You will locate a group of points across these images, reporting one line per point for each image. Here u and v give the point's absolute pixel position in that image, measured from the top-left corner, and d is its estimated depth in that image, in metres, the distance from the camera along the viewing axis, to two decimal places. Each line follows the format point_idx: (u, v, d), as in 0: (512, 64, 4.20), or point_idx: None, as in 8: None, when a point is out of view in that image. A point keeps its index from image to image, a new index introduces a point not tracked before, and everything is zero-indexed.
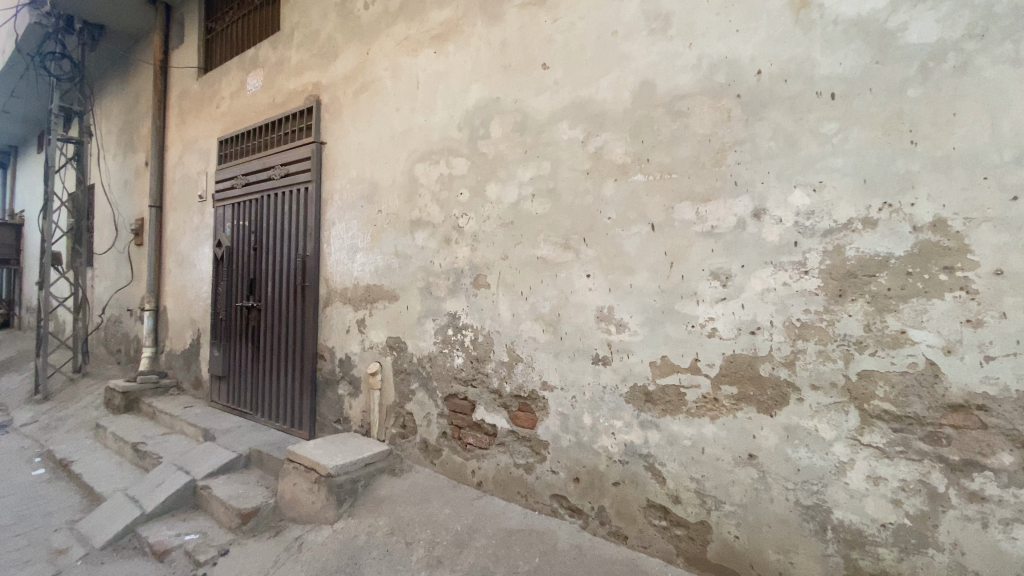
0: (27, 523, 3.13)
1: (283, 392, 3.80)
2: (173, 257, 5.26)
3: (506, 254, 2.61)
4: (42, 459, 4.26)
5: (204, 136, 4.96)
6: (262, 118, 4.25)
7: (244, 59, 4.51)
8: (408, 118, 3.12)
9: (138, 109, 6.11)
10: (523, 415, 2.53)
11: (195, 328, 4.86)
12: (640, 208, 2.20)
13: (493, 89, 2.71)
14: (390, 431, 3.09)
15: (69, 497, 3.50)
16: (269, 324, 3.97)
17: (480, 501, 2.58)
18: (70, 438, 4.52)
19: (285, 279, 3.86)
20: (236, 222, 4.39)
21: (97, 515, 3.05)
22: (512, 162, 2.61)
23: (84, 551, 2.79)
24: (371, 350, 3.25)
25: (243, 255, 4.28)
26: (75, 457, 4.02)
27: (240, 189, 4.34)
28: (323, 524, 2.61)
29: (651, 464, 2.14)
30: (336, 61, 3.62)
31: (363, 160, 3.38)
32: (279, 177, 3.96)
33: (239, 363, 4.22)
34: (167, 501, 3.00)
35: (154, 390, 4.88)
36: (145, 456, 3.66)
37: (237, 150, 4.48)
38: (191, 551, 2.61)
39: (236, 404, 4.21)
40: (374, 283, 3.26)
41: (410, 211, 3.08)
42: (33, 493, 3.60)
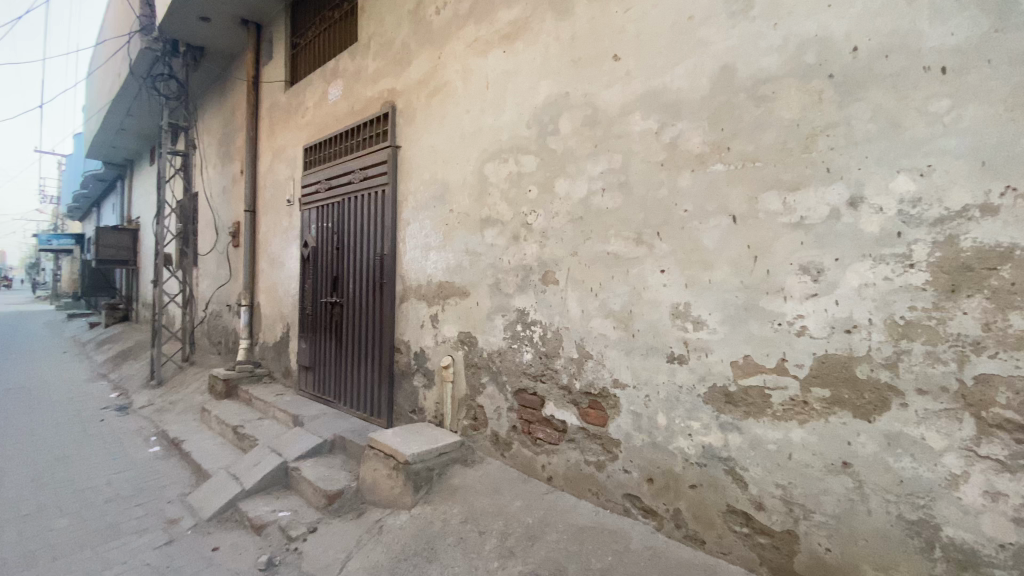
0: (147, 494, 3.53)
1: (363, 383, 4.01)
2: (265, 257, 5.71)
3: (576, 249, 2.60)
4: (158, 438, 4.79)
5: (291, 144, 5.34)
6: (342, 125, 4.50)
7: (325, 71, 4.81)
8: (478, 118, 3.18)
9: (234, 122, 6.68)
10: (593, 412, 2.51)
11: (285, 322, 5.25)
12: (720, 199, 2.10)
13: (562, 84, 2.70)
14: (462, 423, 3.17)
15: (181, 472, 3.91)
16: (350, 319, 4.22)
17: (550, 496, 2.59)
18: (181, 420, 5.04)
19: (365, 277, 4.08)
20: (320, 224, 4.69)
21: (204, 490, 3.38)
22: (582, 156, 2.59)
23: (194, 521, 3.09)
24: (443, 344, 3.35)
25: (326, 254, 4.57)
26: (184, 437, 4.48)
27: (324, 193, 4.64)
28: (401, 509, 2.73)
29: (731, 468, 2.04)
30: (409, 66, 3.77)
31: (435, 162, 3.49)
32: (359, 181, 4.19)
33: (324, 355, 4.51)
34: (263, 480, 3.27)
35: (249, 378, 5.33)
36: (243, 438, 4.01)
37: (320, 156, 4.78)
38: (284, 526, 2.83)
39: (321, 393, 4.51)
40: (446, 280, 3.36)
41: (480, 210, 3.14)
42: (151, 468, 4.05)
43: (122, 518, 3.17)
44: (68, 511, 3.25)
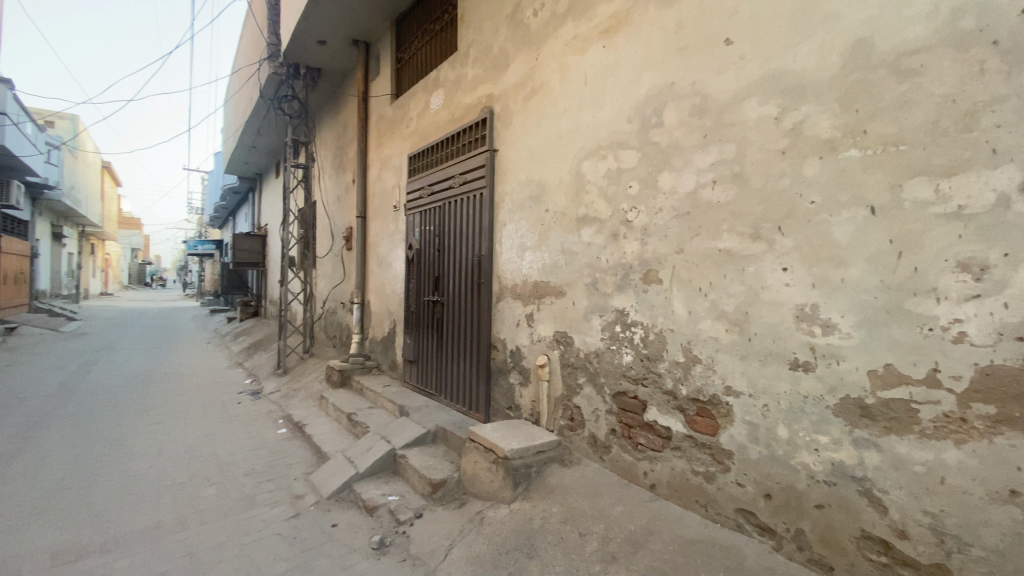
0: (276, 470, 3.95)
1: (463, 378, 4.16)
2: (374, 258, 6.14)
3: (682, 247, 2.48)
4: (285, 421, 5.35)
5: (397, 152, 5.69)
6: (444, 132, 4.71)
7: (428, 81, 5.06)
8: (576, 116, 3.15)
9: (347, 135, 7.28)
10: (702, 420, 2.38)
11: (391, 319, 5.62)
12: (855, 188, 1.89)
13: (667, 74, 2.59)
14: (559, 422, 3.16)
15: (303, 453, 4.33)
16: (451, 316, 4.40)
17: (653, 504, 2.49)
18: (304, 405, 5.59)
19: (464, 277, 4.23)
20: (423, 227, 4.95)
21: (323, 470, 3.71)
22: (689, 148, 2.46)
23: (316, 498, 3.40)
24: (539, 343, 3.37)
25: (429, 255, 4.81)
26: (307, 421, 4.96)
27: (427, 198, 4.89)
28: (501, 503, 2.79)
29: (865, 489, 1.83)
30: (507, 70, 3.84)
31: (532, 162, 3.52)
32: (459, 185, 4.36)
33: (427, 350, 4.75)
34: (374, 465, 3.51)
35: (361, 370, 5.76)
36: (357, 425, 4.35)
37: (423, 163, 5.04)
38: (394, 510, 3.01)
39: (423, 386, 4.76)
40: (542, 279, 3.37)
41: (577, 208, 3.11)
42: (280, 447, 4.53)
43: (257, 490, 3.57)
44: (215, 481, 3.73)
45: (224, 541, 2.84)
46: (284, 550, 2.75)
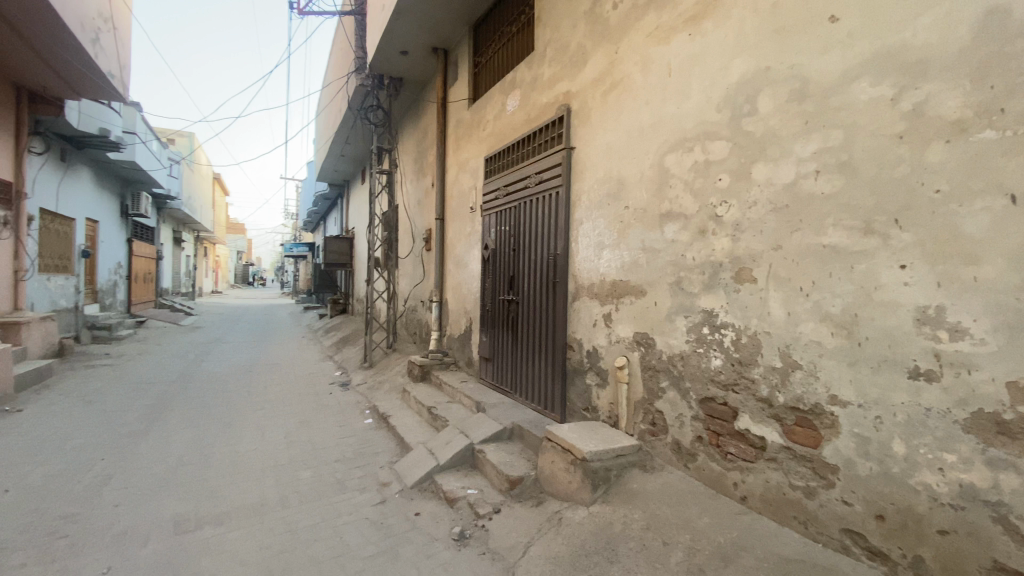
0: (364, 458, 4.19)
1: (538, 376, 4.17)
2: (452, 258, 6.32)
3: (779, 243, 2.31)
4: (370, 412, 5.66)
5: (474, 154, 5.81)
6: (520, 133, 4.75)
7: (504, 83, 5.12)
8: (659, 109, 3.04)
9: (427, 140, 7.55)
10: (801, 431, 2.20)
11: (468, 317, 5.75)
12: (992, 174, 1.66)
13: (762, 59, 2.43)
14: (639, 426, 3.06)
15: (388, 443, 4.55)
16: (526, 315, 4.42)
17: (745, 517, 2.34)
18: (387, 398, 5.89)
19: (540, 275, 4.23)
20: (500, 227, 5.01)
21: (406, 460, 3.88)
22: (787, 137, 2.29)
23: (400, 487, 3.56)
24: (618, 344, 3.29)
25: (505, 255, 4.86)
26: (390, 413, 5.21)
27: (503, 198, 4.94)
28: (579, 505, 2.75)
29: (1002, 517, 1.61)
30: (586, 66, 3.79)
31: (612, 159, 3.45)
32: (535, 184, 4.36)
33: (502, 349, 4.80)
34: (453, 458, 3.61)
35: (439, 366, 5.96)
36: (436, 418, 4.50)
37: (500, 164, 5.11)
38: (473, 503, 3.08)
39: (499, 383, 4.82)
40: (621, 278, 3.29)
41: (660, 204, 3.00)
42: (366, 436, 4.80)
43: (346, 476, 3.80)
44: (310, 465, 4.03)
45: (318, 521, 3.05)
46: (372, 534, 2.90)
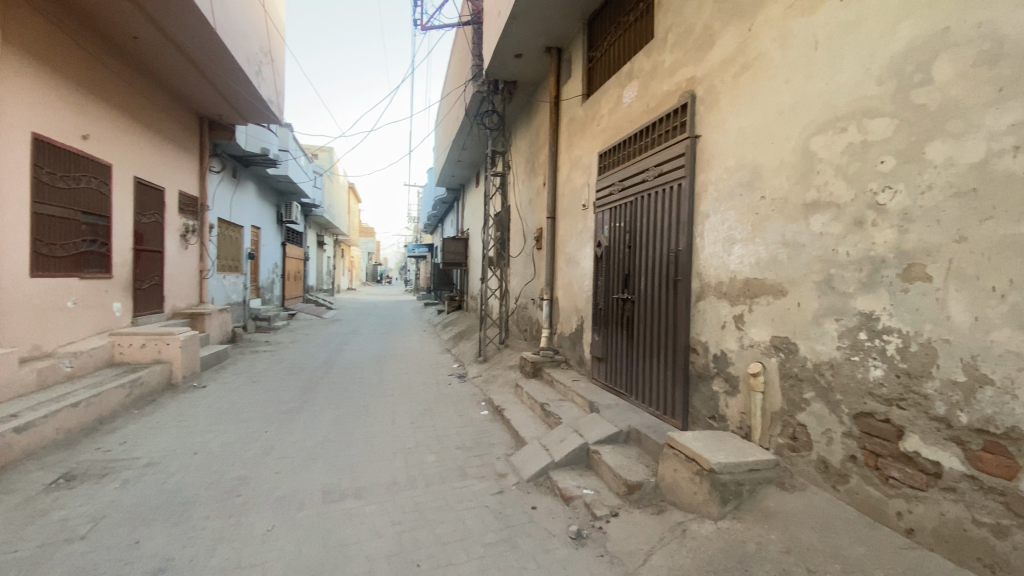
0: (481, 448, 4.36)
1: (656, 379, 3.99)
2: (564, 256, 6.32)
3: (962, 235, 1.95)
4: (485, 404, 5.88)
5: (588, 150, 5.74)
6: (638, 125, 4.58)
7: (621, 75, 4.98)
8: (801, 88, 2.74)
9: (539, 139, 7.63)
10: (991, 458, 1.84)
11: (580, 316, 5.71)
12: None
13: (937, 18, 2.07)
14: (776, 440, 2.79)
15: (503, 436, 4.69)
16: (643, 315, 4.25)
17: (911, 552, 2.02)
18: (501, 392, 6.07)
19: (658, 273, 4.05)
20: (615, 224, 4.88)
21: (522, 454, 3.95)
22: (974, 107, 1.93)
23: (517, 479, 3.64)
24: (751, 349, 3.03)
25: (620, 253, 4.73)
26: (504, 407, 5.36)
27: (619, 194, 4.81)
28: (706, 518, 2.59)
29: None
30: (712, 49, 3.54)
31: (744, 146, 3.18)
32: (655, 178, 4.18)
33: (617, 349, 4.68)
34: (569, 457, 3.61)
35: (551, 363, 6.00)
36: (550, 415, 4.53)
37: (616, 159, 4.98)
38: (590, 504, 3.04)
39: (613, 384, 4.71)
40: (755, 277, 3.02)
41: (803, 194, 2.70)
42: (482, 427, 4.99)
43: (466, 464, 3.98)
44: (434, 451, 4.30)
45: (443, 504, 3.24)
46: (492, 522, 3.01)
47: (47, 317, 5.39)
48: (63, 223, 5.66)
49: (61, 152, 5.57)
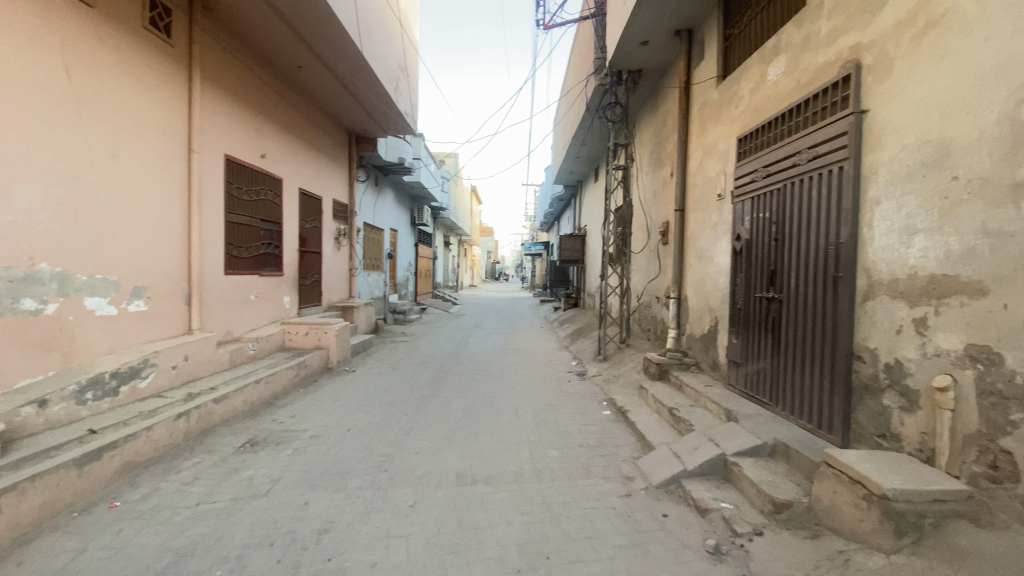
0: (606, 448, 4.29)
1: (809, 388, 3.57)
2: (694, 252, 5.95)
3: None
4: (608, 404, 5.78)
5: (724, 137, 5.33)
6: (785, 105, 4.13)
7: (764, 52, 4.54)
8: (1010, 42, 2.25)
9: (666, 129, 7.27)
10: None
11: (713, 316, 5.34)
12: None
13: None
14: (970, 468, 2.33)
15: (628, 437, 4.56)
16: (792, 317, 3.83)
17: None
18: (624, 392, 5.92)
19: (813, 270, 3.61)
20: (757, 215, 4.46)
21: (651, 458, 3.81)
22: None
23: (645, 484, 3.52)
24: (935, 359, 2.57)
25: (763, 247, 4.31)
26: (629, 408, 5.22)
27: (762, 182, 4.39)
28: (875, 550, 2.26)
29: None
30: (883, 9, 3.06)
31: (926, 118, 2.70)
32: (808, 162, 3.73)
33: (759, 353, 4.28)
34: (703, 466, 3.39)
35: (679, 365, 5.68)
36: (680, 420, 4.30)
37: (757, 144, 4.56)
38: (729, 519, 2.83)
39: (754, 392, 4.32)
40: (943, 274, 2.55)
41: (1011, 171, 2.22)
42: (606, 427, 4.92)
43: (591, 462, 3.95)
44: (558, 446, 4.33)
45: (571, 500, 3.25)
46: (620, 524, 2.94)
47: (237, 308, 6.50)
48: (247, 230, 6.78)
49: (246, 170, 6.67)
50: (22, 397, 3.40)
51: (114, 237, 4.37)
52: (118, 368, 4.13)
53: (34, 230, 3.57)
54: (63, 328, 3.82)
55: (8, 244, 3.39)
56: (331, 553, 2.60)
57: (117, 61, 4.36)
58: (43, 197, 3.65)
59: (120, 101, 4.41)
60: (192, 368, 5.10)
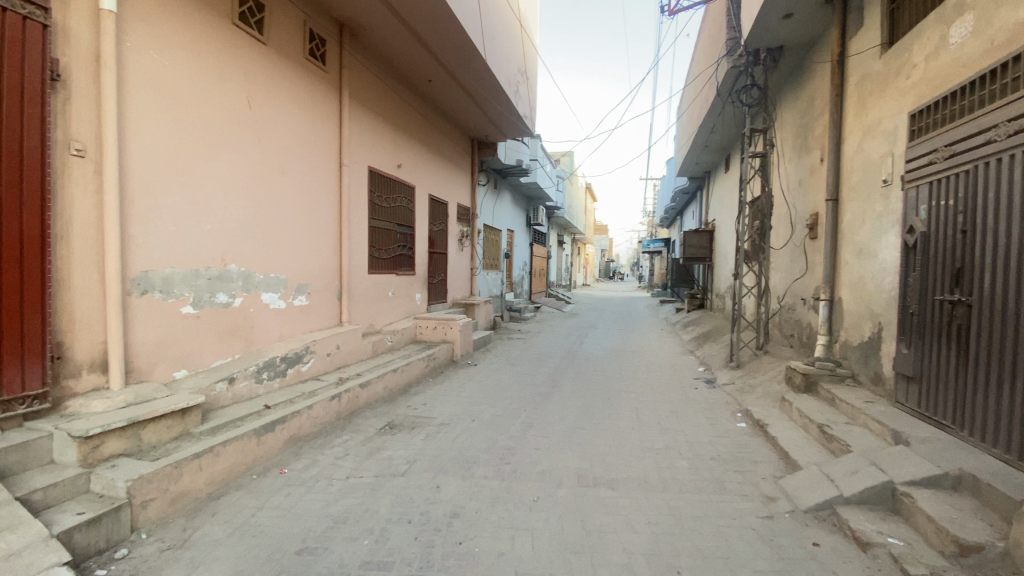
0: (743, 463, 3.94)
1: (1008, 412, 2.92)
2: (851, 247, 5.21)
3: None
4: (743, 415, 5.31)
5: (889, 115, 4.60)
6: (974, 70, 3.43)
7: (946, 10, 3.82)
8: None
9: (814, 110, 6.47)
10: None
11: (876, 321, 4.62)
12: None
13: None
14: None
15: (768, 454, 4.14)
16: (985, 325, 3.16)
17: None
18: (762, 404, 5.39)
19: (1015, 268, 2.94)
20: (937, 202, 3.76)
21: (797, 479, 3.40)
22: None
23: (790, 506, 3.15)
24: None
25: (946, 241, 3.62)
26: (769, 421, 4.73)
27: (942, 163, 3.68)
28: None
29: None
30: None
31: None
32: (1006, 138, 3.05)
33: (938, 366, 3.60)
34: (864, 493, 2.96)
35: (831, 377, 4.98)
36: (832, 439, 3.79)
37: (936, 120, 3.84)
38: (898, 557, 2.43)
39: (930, 412, 3.65)
40: None
41: None
42: (741, 440, 4.52)
43: (725, 477, 3.65)
44: (687, 457, 4.08)
45: (703, 515, 3.03)
46: (762, 548, 2.68)
47: (378, 304, 7.17)
48: (386, 233, 7.44)
49: (386, 178, 7.33)
50: (218, 374, 4.10)
51: (283, 241, 5.07)
52: (286, 353, 4.80)
53: (226, 236, 4.30)
54: (245, 318, 4.53)
55: (209, 248, 4.13)
56: (461, 537, 2.74)
57: (283, 88, 5.04)
58: (232, 209, 4.37)
59: (287, 123, 5.10)
60: (341, 357, 5.73)
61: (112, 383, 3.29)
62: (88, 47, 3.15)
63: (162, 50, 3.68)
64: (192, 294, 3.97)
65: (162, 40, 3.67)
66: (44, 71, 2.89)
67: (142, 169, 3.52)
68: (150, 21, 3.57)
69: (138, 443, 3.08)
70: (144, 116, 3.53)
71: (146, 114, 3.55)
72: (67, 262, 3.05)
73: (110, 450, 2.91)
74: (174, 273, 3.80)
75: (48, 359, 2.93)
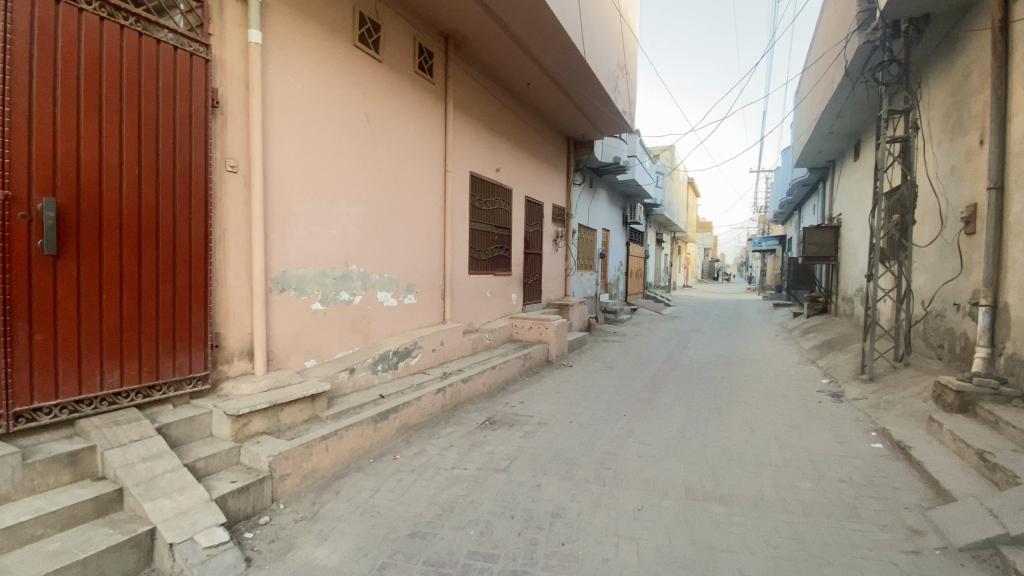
0: (880, 489, 3.49)
1: None
2: (1021, 243, 4.40)
3: None
4: (878, 435, 4.70)
5: None
6: None
7: None
8: None
9: (971, 84, 5.54)
10: None
11: None
12: None
13: None
14: None
15: (912, 480, 3.63)
16: None
17: None
18: (904, 423, 4.73)
19: None
20: None
21: (949, 511, 2.95)
22: None
23: (941, 541, 2.74)
24: None
25: None
26: (912, 444, 4.14)
27: None
28: None
29: None
30: None
31: None
32: None
33: None
34: None
35: (993, 397, 4.23)
36: (996, 470, 3.23)
37: None
38: None
39: None
40: None
41: None
42: (876, 463, 4.01)
43: (858, 503, 3.26)
44: (810, 477, 3.71)
45: (832, 543, 2.74)
46: None
47: (477, 303, 7.41)
48: (485, 235, 7.68)
49: (485, 182, 7.56)
50: (340, 365, 4.51)
51: (396, 243, 5.45)
52: (398, 348, 5.14)
53: (347, 240, 4.71)
54: (363, 314, 4.93)
55: (334, 250, 4.55)
56: (564, 538, 2.74)
57: (396, 100, 5.40)
58: (353, 215, 4.77)
59: (399, 133, 5.46)
60: (444, 353, 6.01)
61: (256, 369, 3.76)
62: (239, 77, 3.63)
63: (296, 73, 4.12)
64: (321, 292, 4.41)
65: (295, 64, 4.10)
66: (207, 100, 3.38)
67: (281, 181, 3.98)
68: (286, 48, 4.02)
69: (276, 423, 3.49)
70: (282, 134, 3.98)
71: (283, 132, 4.00)
72: (224, 264, 3.54)
73: (255, 428, 3.33)
74: (306, 273, 4.25)
75: (209, 348, 3.43)
